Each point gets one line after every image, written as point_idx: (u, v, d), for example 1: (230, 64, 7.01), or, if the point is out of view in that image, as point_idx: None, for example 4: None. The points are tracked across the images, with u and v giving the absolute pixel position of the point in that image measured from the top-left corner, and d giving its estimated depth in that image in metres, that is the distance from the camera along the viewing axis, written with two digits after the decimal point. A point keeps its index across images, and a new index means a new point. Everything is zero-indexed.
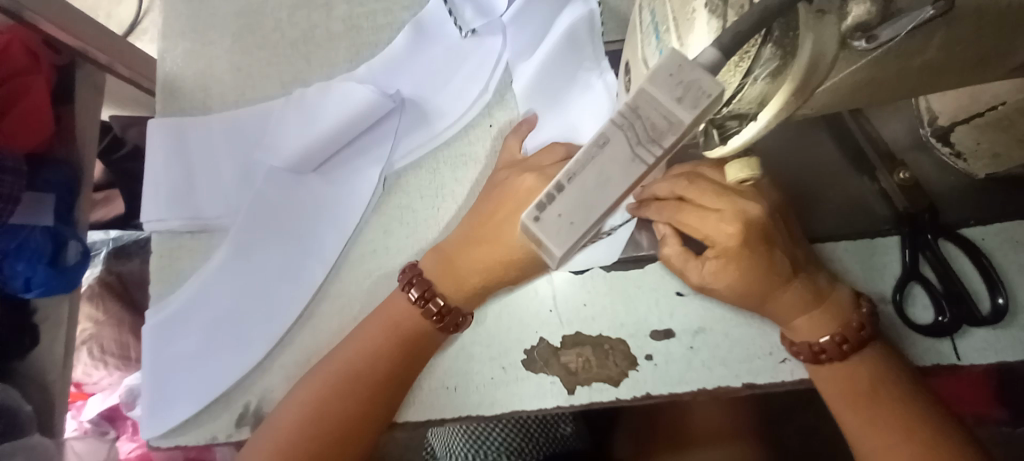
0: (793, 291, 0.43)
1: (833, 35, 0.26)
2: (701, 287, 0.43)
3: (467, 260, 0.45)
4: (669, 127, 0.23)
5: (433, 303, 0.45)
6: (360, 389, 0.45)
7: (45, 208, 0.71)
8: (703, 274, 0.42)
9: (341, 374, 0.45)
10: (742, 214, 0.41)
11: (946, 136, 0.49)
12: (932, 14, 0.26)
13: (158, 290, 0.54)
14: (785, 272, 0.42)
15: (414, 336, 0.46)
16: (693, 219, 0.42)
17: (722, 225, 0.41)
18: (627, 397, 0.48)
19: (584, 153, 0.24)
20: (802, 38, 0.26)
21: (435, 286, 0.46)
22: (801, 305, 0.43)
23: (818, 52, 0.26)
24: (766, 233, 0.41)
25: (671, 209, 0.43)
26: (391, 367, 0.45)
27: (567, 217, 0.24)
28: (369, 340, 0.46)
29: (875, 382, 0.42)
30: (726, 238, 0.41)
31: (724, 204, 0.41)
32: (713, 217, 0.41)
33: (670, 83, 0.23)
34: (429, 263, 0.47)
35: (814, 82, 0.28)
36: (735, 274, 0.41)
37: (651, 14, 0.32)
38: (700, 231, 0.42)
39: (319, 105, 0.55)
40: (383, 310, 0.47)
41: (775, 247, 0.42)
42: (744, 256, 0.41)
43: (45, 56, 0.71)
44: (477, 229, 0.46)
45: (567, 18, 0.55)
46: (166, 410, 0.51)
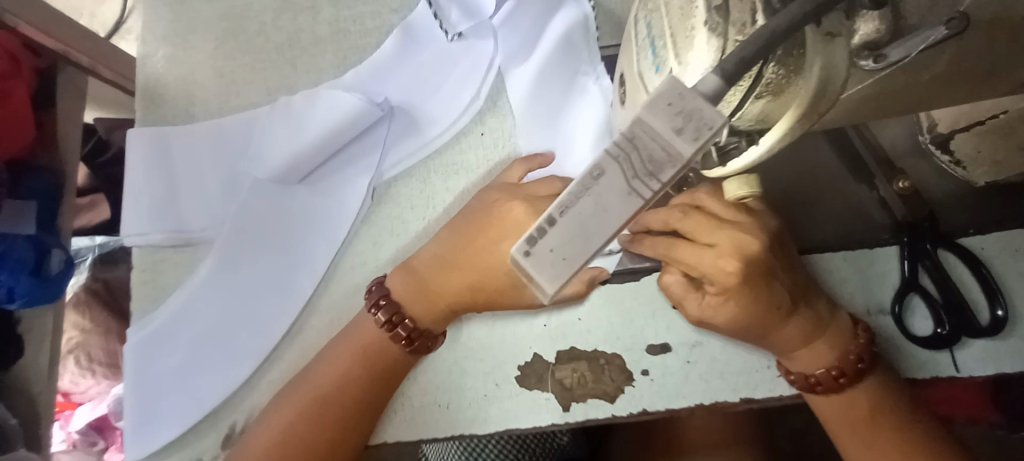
0: (792, 325, 0.41)
1: (844, 54, 0.25)
2: (700, 320, 0.42)
3: (440, 283, 0.45)
4: (668, 160, 0.21)
5: (401, 327, 0.45)
6: (330, 416, 0.44)
7: (28, 216, 0.69)
8: (702, 307, 0.41)
9: (307, 400, 0.44)
10: (740, 248, 0.38)
11: (946, 144, 0.47)
12: (946, 34, 0.25)
13: (140, 306, 0.53)
14: (785, 308, 0.40)
15: (376, 346, 0.45)
16: (688, 256, 0.39)
17: (721, 262, 0.38)
18: (624, 413, 0.47)
19: (577, 184, 0.22)
20: (810, 61, 0.25)
21: (406, 309, 0.45)
22: (801, 337, 0.42)
23: (827, 76, 0.25)
24: (767, 268, 0.39)
25: (663, 246, 0.40)
26: (366, 394, 0.45)
27: (560, 253, 0.22)
28: (339, 361, 0.45)
29: (874, 411, 0.41)
30: (726, 276, 0.38)
31: (721, 238, 0.39)
32: (709, 254, 0.39)
33: (669, 113, 0.21)
34: (395, 281, 0.46)
35: (823, 104, 0.26)
36: (734, 309, 0.40)
37: (646, 26, 0.30)
38: (697, 268, 0.39)
39: (306, 113, 0.53)
40: (348, 335, 0.46)
41: (775, 283, 0.40)
42: (745, 296, 0.39)
43: (26, 60, 0.69)
44: (455, 251, 0.45)
45: (560, 22, 0.54)
46: (150, 430, 0.49)
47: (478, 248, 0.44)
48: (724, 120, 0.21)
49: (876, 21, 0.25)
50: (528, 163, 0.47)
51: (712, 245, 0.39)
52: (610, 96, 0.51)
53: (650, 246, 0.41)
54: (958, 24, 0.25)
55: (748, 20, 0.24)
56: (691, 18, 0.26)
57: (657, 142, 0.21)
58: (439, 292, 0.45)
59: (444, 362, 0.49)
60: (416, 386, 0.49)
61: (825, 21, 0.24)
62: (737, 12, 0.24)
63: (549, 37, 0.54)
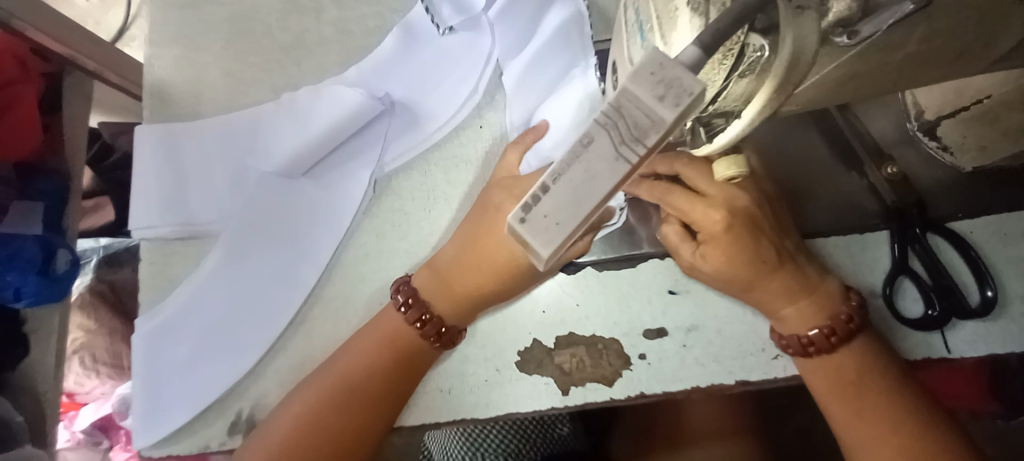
0: (781, 277, 0.43)
1: (813, 30, 0.25)
2: (690, 268, 0.44)
3: (462, 282, 0.46)
4: (652, 125, 0.22)
5: (430, 325, 0.46)
6: (358, 404, 0.45)
7: (35, 217, 0.71)
8: (694, 255, 0.43)
9: (333, 388, 0.45)
10: (730, 202, 0.42)
11: (933, 130, 0.50)
12: (911, 9, 0.25)
13: (148, 299, 0.54)
14: (772, 261, 0.42)
15: (402, 330, 0.46)
16: (684, 204, 0.43)
17: (710, 211, 0.42)
18: (622, 397, 0.48)
19: (566, 153, 0.23)
20: (782, 37, 0.26)
21: (433, 307, 0.46)
22: (787, 293, 0.43)
23: (799, 49, 0.26)
24: (754, 221, 0.42)
25: (660, 191, 0.43)
26: (387, 380, 0.46)
27: (553, 218, 0.23)
28: (363, 347, 0.46)
29: (862, 373, 0.42)
30: (714, 224, 0.42)
31: (714, 191, 0.43)
32: (701, 203, 0.42)
33: (651, 82, 0.22)
34: (422, 276, 0.48)
35: (794, 81, 0.28)
36: (724, 258, 0.42)
37: (635, 13, 0.31)
38: (689, 216, 0.43)
39: (311, 108, 0.55)
40: (373, 326, 0.47)
41: (762, 236, 0.42)
42: (731, 243, 0.41)
43: (34, 64, 0.71)
44: (468, 247, 0.46)
45: (555, 17, 0.54)
46: (158, 420, 0.50)
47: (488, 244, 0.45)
48: (702, 85, 0.22)
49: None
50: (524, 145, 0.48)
51: (706, 196, 0.43)
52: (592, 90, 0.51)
53: (650, 191, 0.44)
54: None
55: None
56: (674, 0, 0.27)
57: (640, 110, 0.22)
58: (460, 287, 0.46)
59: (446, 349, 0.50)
60: None
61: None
62: None
63: (545, 31, 0.54)
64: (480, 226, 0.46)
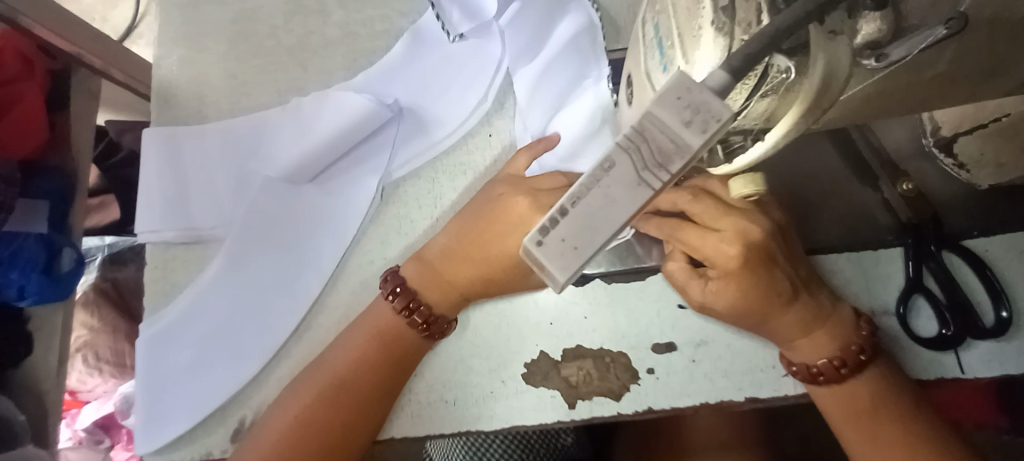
0: (794, 312, 0.42)
1: (846, 52, 0.25)
2: (701, 305, 0.42)
3: (452, 271, 0.46)
4: (677, 151, 0.22)
5: (417, 313, 0.46)
6: (347, 401, 0.45)
7: (40, 216, 0.70)
8: (705, 292, 0.41)
9: (324, 385, 0.45)
10: (742, 235, 0.40)
11: (949, 147, 0.48)
12: (946, 33, 0.25)
13: (151, 303, 0.53)
14: (785, 294, 0.41)
15: (398, 336, 0.46)
16: (693, 238, 0.40)
17: (722, 246, 0.39)
18: (629, 411, 0.47)
19: (587, 176, 0.23)
20: (813, 60, 0.25)
21: (422, 296, 0.46)
22: (801, 326, 0.42)
23: (831, 72, 0.25)
24: (767, 254, 0.40)
25: (671, 228, 0.41)
26: (377, 379, 0.45)
27: (570, 241, 0.23)
28: (356, 347, 0.46)
29: (876, 403, 0.41)
30: (727, 260, 0.39)
31: (725, 224, 0.40)
32: (712, 237, 0.40)
33: (677, 106, 0.22)
34: (410, 269, 0.47)
35: (825, 103, 0.26)
36: (736, 293, 0.40)
37: (653, 27, 0.31)
38: (699, 251, 0.40)
39: (317, 114, 0.55)
40: (364, 321, 0.47)
41: (775, 270, 0.40)
42: (744, 279, 0.40)
43: (40, 62, 0.71)
44: (461, 242, 0.46)
45: (566, 28, 0.54)
46: (159, 426, 0.50)
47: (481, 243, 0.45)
48: (731, 111, 0.21)
49: (877, 21, 0.25)
50: (532, 151, 0.47)
51: (716, 229, 0.40)
52: (605, 101, 0.51)
53: (658, 227, 0.42)
54: (958, 24, 0.25)
55: (753, 20, 0.24)
56: (698, 17, 0.26)
57: (665, 134, 0.22)
58: (448, 275, 0.46)
59: (451, 359, 0.50)
60: (425, 384, 0.49)
61: (828, 20, 0.25)
62: (742, 12, 0.25)
63: (556, 43, 0.53)
64: (476, 216, 0.46)
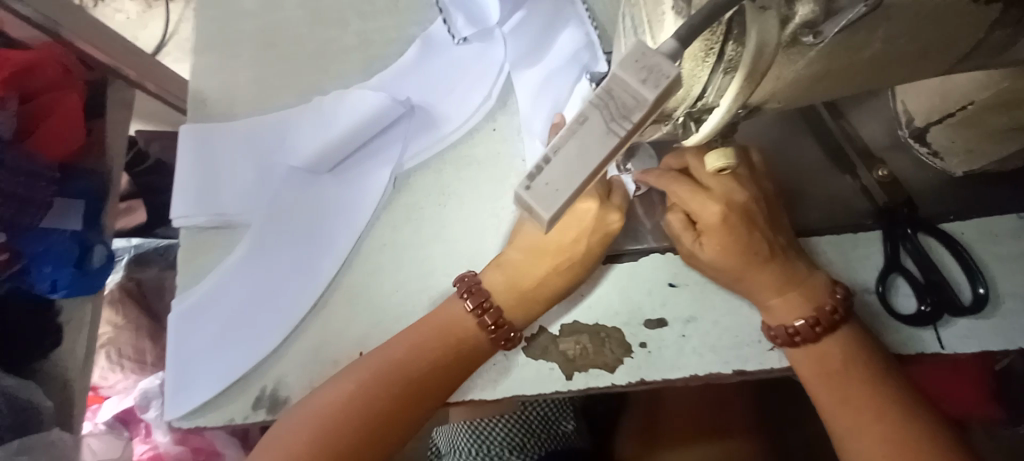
0: (769, 271, 0.46)
1: (775, 29, 0.29)
2: (689, 255, 0.48)
3: (534, 286, 0.49)
4: (636, 104, 0.25)
5: (502, 330, 0.49)
6: (405, 395, 0.48)
7: (75, 213, 0.76)
8: (694, 243, 0.47)
9: (386, 371, 0.48)
10: (728, 196, 0.46)
11: (923, 136, 0.51)
12: (866, 11, 0.27)
13: (182, 282, 0.58)
14: (763, 254, 0.45)
15: (463, 334, 0.49)
16: (685, 194, 0.46)
17: (709, 202, 0.46)
18: (623, 383, 0.50)
19: (567, 127, 0.25)
20: (747, 32, 0.29)
21: (506, 312, 0.49)
22: (775, 285, 0.46)
23: (762, 42, 0.29)
24: (749, 217, 0.46)
25: (669, 178, 0.47)
26: (434, 371, 0.49)
27: (554, 184, 0.25)
28: (422, 340, 0.49)
29: (847, 363, 0.44)
30: (710, 215, 0.46)
31: (715, 184, 0.47)
32: (705, 197, 0.46)
33: (635, 67, 0.25)
34: (494, 279, 0.50)
35: (761, 72, 0.30)
36: (719, 248, 0.46)
37: (631, 18, 0.33)
38: (688, 204, 0.47)
39: (337, 112, 0.60)
40: (434, 318, 0.50)
41: (756, 231, 0.46)
42: (726, 234, 0.45)
43: (78, 72, 0.77)
44: (540, 253, 0.50)
45: (567, 38, 0.58)
46: (186, 396, 0.54)
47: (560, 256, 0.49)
48: (678, 71, 0.24)
49: (811, 3, 0.28)
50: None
51: (707, 189, 0.47)
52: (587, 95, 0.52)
53: (658, 177, 0.48)
54: (877, 1, 0.27)
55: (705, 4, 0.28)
56: (661, 4, 0.29)
57: (627, 92, 0.25)
58: (530, 288, 0.50)
59: None
60: None
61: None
62: None
63: (557, 53, 0.58)
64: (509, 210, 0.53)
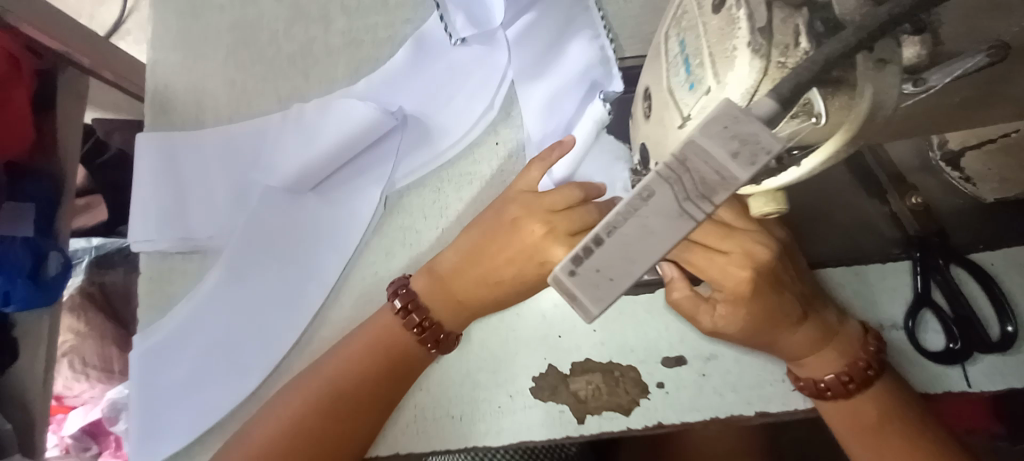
0: (804, 331, 0.42)
1: (891, 82, 0.26)
2: (712, 330, 0.42)
3: (467, 290, 0.45)
4: (722, 183, 0.21)
5: (430, 332, 0.45)
6: (342, 408, 0.43)
7: (26, 218, 0.66)
8: (714, 319, 0.41)
9: (321, 390, 0.44)
10: (751, 256, 0.39)
11: (955, 161, 0.48)
12: (987, 61, 0.26)
13: (147, 316, 0.52)
14: (795, 315, 0.41)
15: (401, 349, 0.45)
16: (701, 260, 0.39)
17: (732, 268, 0.39)
18: (639, 426, 0.47)
19: (624, 207, 0.22)
20: (861, 88, 0.25)
21: (433, 313, 0.45)
22: (810, 344, 0.43)
23: (877, 102, 0.26)
24: (775, 275, 0.40)
25: (675, 250, 0.39)
26: (372, 387, 0.44)
27: (605, 272, 0.23)
28: (354, 353, 0.45)
29: (883, 417, 0.42)
30: (737, 282, 0.39)
31: (733, 246, 0.39)
32: (720, 259, 0.39)
33: (724, 137, 0.21)
34: (419, 280, 0.46)
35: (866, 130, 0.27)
36: (745, 316, 0.40)
37: (679, 44, 0.30)
38: (706, 273, 0.40)
39: (319, 122, 0.53)
40: (367, 329, 0.46)
41: (784, 291, 0.41)
42: (752, 301, 0.40)
43: (28, 62, 0.67)
44: (476, 251, 0.45)
45: (579, 51, 0.52)
46: (156, 442, 0.48)
47: (496, 255, 0.44)
48: (781, 146, 0.21)
49: (916, 46, 0.26)
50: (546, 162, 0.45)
51: (723, 251, 0.39)
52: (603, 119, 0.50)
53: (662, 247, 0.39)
54: (997, 52, 0.25)
55: (790, 43, 0.24)
56: (732, 39, 0.25)
57: (710, 167, 0.21)
58: (463, 292, 0.45)
59: (457, 373, 0.49)
60: (430, 397, 0.48)
61: (876, 48, 0.25)
62: (779, 33, 0.24)
63: (568, 67, 0.52)
64: (484, 230, 0.45)
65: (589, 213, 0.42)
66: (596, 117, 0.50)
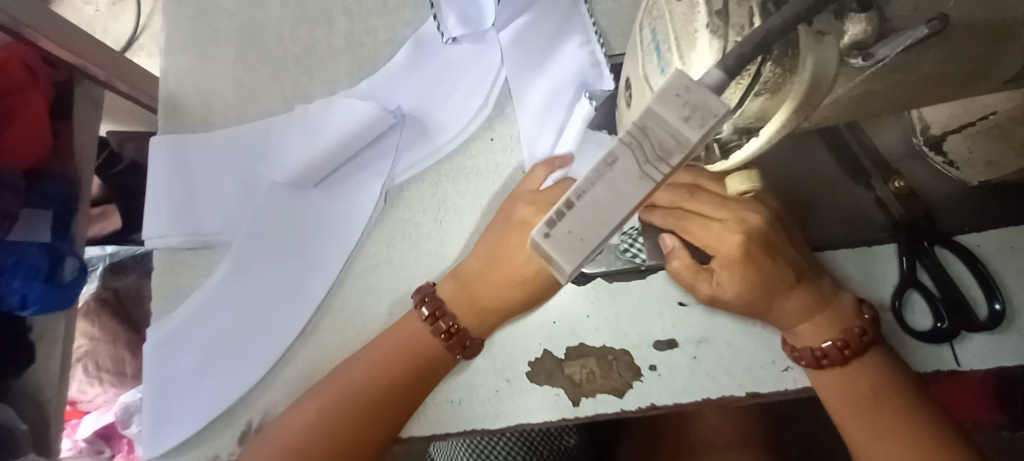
0: (795, 298, 0.44)
1: (833, 54, 0.28)
2: (711, 298, 0.44)
3: (490, 296, 0.47)
4: (677, 145, 0.23)
5: (458, 337, 0.47)
6: (372, 412, 0.45)
7: (43, 223, 0.69)
8: (713, 285, 0.44)
9: (347, 393, 0.46)
10: (743, 223, 0.44)
11: (939, 145, 0.49)
12: (928, 32, 0.28)
13: (158, 308, 0.54)
14: (788, 280, 0.44)
15: (431, 358, 0.47)
16: (698, 228, 0.44)
17: (726, 234, 0.43)
18: (633, 408, 0.48)
19: (592, 172, 0.24)
20: (803, 58, 0.28)
21: (460, 319, 0.47)
22: (804, 311, 0.44)
23: (819, 72, 0.28)
24: (768, 243, 0.43)
25: (675, 217, 0.45)
26: (405, 393, 0.46)
27: (577, 234, 0.24)
28: (381, 359, 0.47)
29: (876, 390, 0.43)
30: (729, 246, 0.43)
31: (725, 214, 0.44)
32: (716, 226, 0.44)
33: (677, 104, 0.23)
34: (446, 287, 0.48)
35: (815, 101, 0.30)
36: (741, 281, 0.43)
37: (651, 32, 0.32)
38: (704, 241, 0.44)
39: (321, 121, 0.56)
40: (394, 333, 0.48)
41: (777, 258, 0.44)
42: (746, 266, 0.43)
43: (43, 72, 0.70)
44: (498, 257, 0.47)
45: (570, 55, 0.55)
46: (167, 430, 0.50)
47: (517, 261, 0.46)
48: (728, 109, 0.23)
49: (863, 23, 0.28)
50: (549, 165, 0.50)
51: (718, 220, 0.44)
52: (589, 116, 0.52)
53: (664, 217, 0.46)
54: (936, 24, 0.28)
55: (746, 23, 0.26)
56: (694, 22, 0.27)
57: (666, 131, 0.23)
58: (487, 299, 0.47)
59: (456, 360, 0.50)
60: None
61: (816, 22, 0.27)
62: (735, 17, 0.26)
63: (560, 69, 0.55)
64: (498, 233, 0.48)
65: None
66: (584, 115, 0.52)
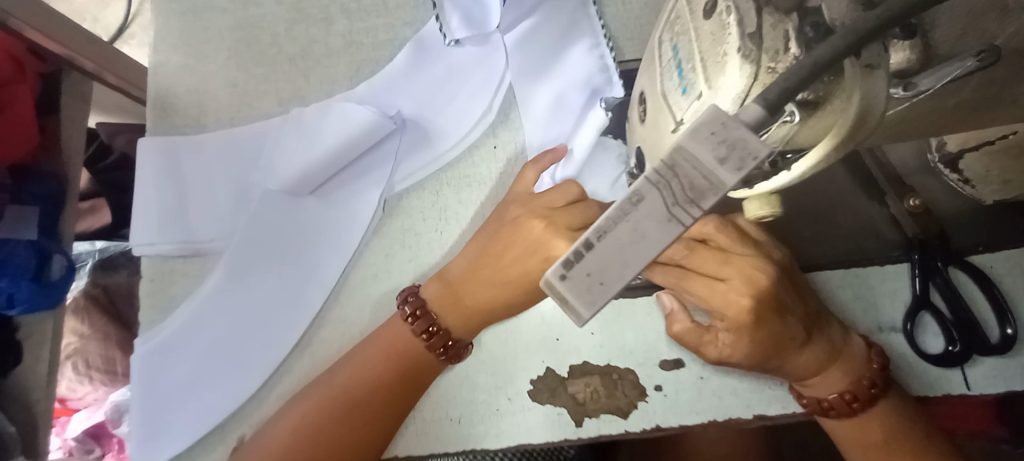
0: (807, 354, 0.42)
1: (882, 86, 0.26)
2: (719, 361, 0.41)
3: (474, 297, 0.45)
4: (710, 187, 0.21)
5: (438, 337, 0.45)
6: (360, 414, 0.44)
7: (30, 222, 0.66)
8: (721, 349, 0.41)
9: (336, 398, 0.44)
10: (751, 280, 0.39)
11: (954, 163, 0.47)
12: (977, 65, 0.27)
13: (149, 318, 0.52)
14: (800, 338, 0.41)
15: (414, 367, 0.45)
16: (703, 289, 0.39)
17: (733, 296, 0.38)
18: (638, 429, 0.47)
19: (614, 211, 0.23)
20: (849, 94, 0.26)
21: (440, 320, 0.45)
22: (818, 364, 0.42)
23: (866, 107, 0.26)
24: (778, 301, 0.39)
25: (675, 276, 0.39)
26: (387, 397, 0.44)
27: (597, 277, 0.23)
28: (365, 361, 0.45)
29: (889, 439, 0.42)
30: (738, 310, 0.39)
31: (731, 272, 0.39)
32: (721, 287, 0.39)
33: (712, 142, 0.22)
34: (431, 287, 0.46)
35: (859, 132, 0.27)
36: (749, 344, 0.40)
37: (673, 48, 0.31)
38: (709, 302, 0.39)
39: (318, 125, 0.54)
40: (380, 336, 0.46)
41: (785, 317, 0.40)
42: (756, 331, 0.39)
43: (30, 64, 0.67)
44: (482, 257, 0.45)
45: (578, 58, 0.53)
46: (158, 443, 0.48)
47: (502, 264, 0.44)
48: (769, 151, 0.21)
49: (906, 51, 0.27)
50: (538, 164, 0.47)
51: (723, 279, 0.39)
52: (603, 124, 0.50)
53: (663, 275, 0.39)
54: (987, 57, 0.26)
55: (780, 48, 0.24)
56: (724, 43, 0.25)
57: (698, 171, 0.22)
58: (471, 299, 0.45)
59: (456, 374, 0.49)
60: (429, 398, 0.49)
61: (864, 54, 0.25)
62: (769, 39, 0.25)
63: (568, 74, 0.53)
64: (489, 233, 0.46)
65: (588, 209, 0.42)
66: (598, 124, 0.50)
